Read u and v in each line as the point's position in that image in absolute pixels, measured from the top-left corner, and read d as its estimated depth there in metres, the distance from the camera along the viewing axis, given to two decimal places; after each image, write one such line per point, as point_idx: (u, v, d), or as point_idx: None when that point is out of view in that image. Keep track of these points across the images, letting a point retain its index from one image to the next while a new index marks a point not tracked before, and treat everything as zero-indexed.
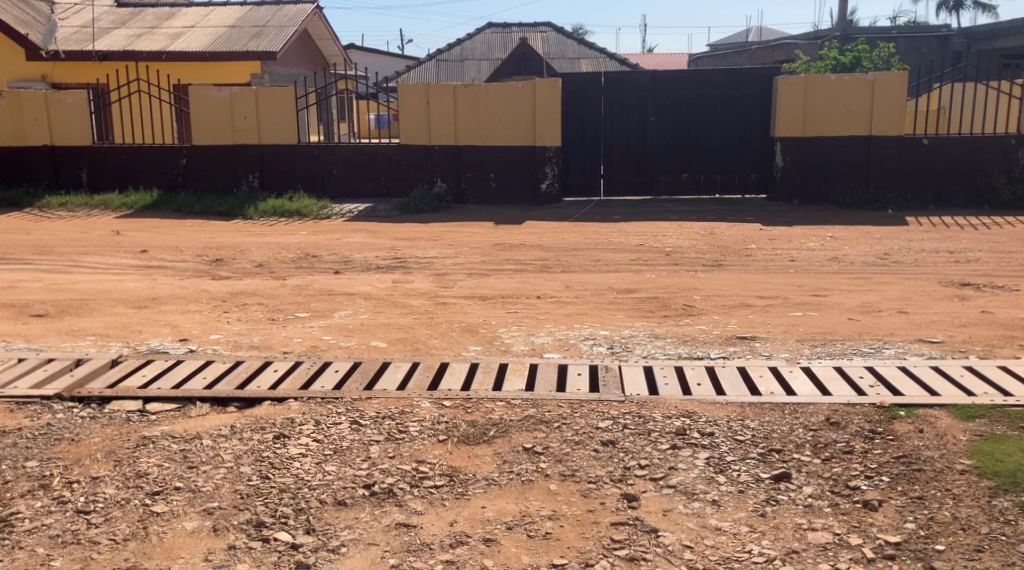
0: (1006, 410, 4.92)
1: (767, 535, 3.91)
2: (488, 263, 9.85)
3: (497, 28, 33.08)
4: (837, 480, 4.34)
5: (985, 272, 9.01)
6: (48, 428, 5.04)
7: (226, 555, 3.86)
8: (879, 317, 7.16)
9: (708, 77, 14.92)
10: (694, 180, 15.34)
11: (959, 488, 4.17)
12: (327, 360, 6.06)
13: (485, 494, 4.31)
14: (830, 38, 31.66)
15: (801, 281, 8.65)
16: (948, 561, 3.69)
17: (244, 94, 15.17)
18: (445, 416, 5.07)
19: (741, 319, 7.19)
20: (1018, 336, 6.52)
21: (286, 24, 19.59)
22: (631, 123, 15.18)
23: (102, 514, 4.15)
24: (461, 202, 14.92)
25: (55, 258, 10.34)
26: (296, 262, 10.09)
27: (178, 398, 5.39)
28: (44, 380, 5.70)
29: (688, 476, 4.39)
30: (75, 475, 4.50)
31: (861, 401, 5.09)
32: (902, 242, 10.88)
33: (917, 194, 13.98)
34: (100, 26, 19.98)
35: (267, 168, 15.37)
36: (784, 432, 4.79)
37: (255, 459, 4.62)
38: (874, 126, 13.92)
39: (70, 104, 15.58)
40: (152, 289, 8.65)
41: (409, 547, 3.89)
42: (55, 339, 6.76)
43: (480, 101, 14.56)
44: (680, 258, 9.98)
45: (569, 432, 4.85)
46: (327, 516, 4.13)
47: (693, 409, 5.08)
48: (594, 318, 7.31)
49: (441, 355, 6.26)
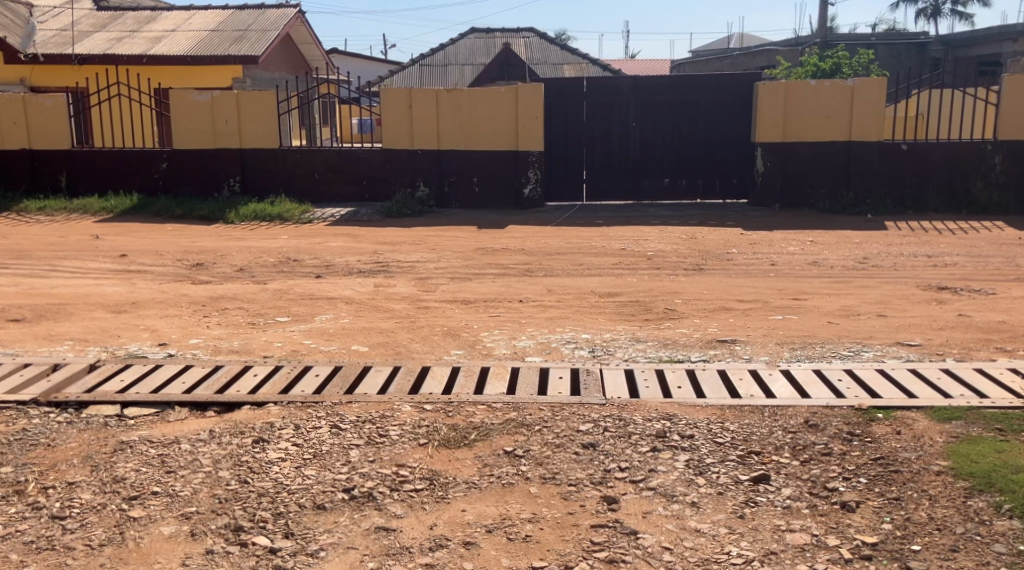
0: (982, 411, 4.97)
1: (746, 536, 3.92)
2: (470, 267, 9.85)
3: (480, 32, 33.11)
4: (815, 482, 4.36)
5: (962, 276, 9.10)
6: (24, 434, 4.99)
7: (204, 559, 3.84)
8: (859, 321, 7.20)
9: (691, 84, 14.98)
10: (676, 185, 15.43)
11: (936, 488, 4.20)
12: (307, 364, 6.02)
13: (467, 497, 4.30)
14: (811, 45, 32.09)
15: (781, 285, 8.69)
16: (924, 561, 3.71)
17: (226, 99, 15.13)
18: (426, 420, 5.06)
19: (722, 323, 7.21)
20: (995, 340, 6.56)
21: (268, 28, 19.54)
22: (613, 127, 15.20)
23: (78, 520, 4.11)
24: (443, 206, 14.90)
25: (32, 263, 10.26)
26: (278, 266, 10.06)
27: (156, 402, 5.35)
28: (21, 385, 5.65)
29: (668, 478, 4.40)
30: (51, 481, 4.46)
31: (839, 403, 5.13)
32: (880, 246, 10.98)
33: (896, 198, 14.10)
34: (80, 29, 19.87)
35: (249, 171, 15.31)
36: (763, 434, 4.81)
37: (233, 463, 4.60)
38: (853, 131, 14.01)
39: (48, 108, 15.45)
40: (132, 294, 8.60)
41: (388, 551, 3.87)
42: (31, 344, 6.70)
43: (461, 105, 14.55)
44: (661, 263, 10.00)
45: (550, 435, 4.84)
46: (306, 521, 4.10)
47: (673, 412, 5.09)
48: (576, 322, 7.32)
49: (422, 359, 6.25)
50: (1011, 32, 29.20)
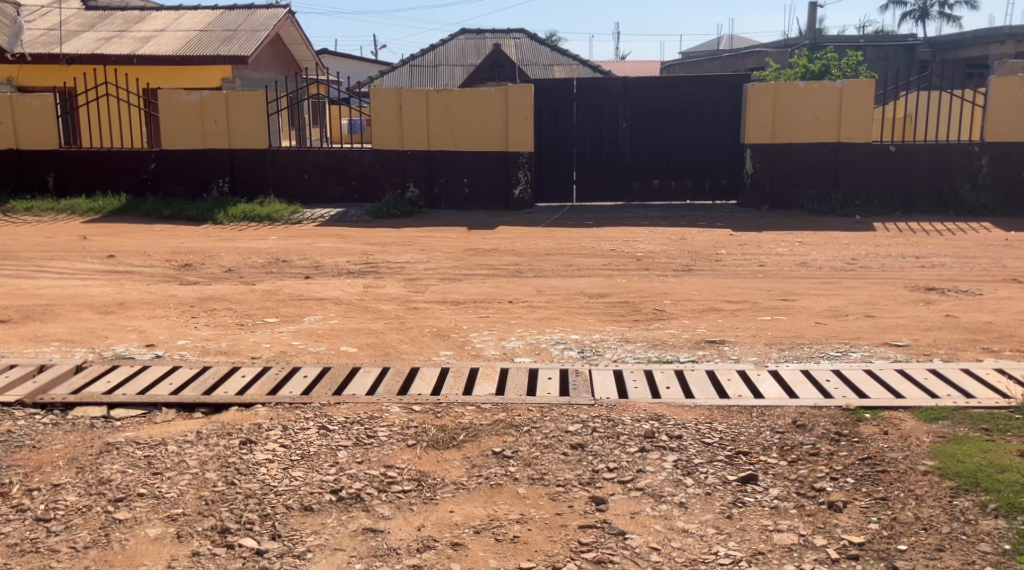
0: (969, 411, 5.00)
1: (734, 536, 3.93)
2: (461, 268, 9.86)
3: (471, 34, 33.12)
4: (803, 482, 4.37)
5: (948, 276, 9.15)
6: (8, 436, 4.95)
7: (190, 562, 3.81)
8: (847, 321, 7.23)
9: (679, 85, 15.02)
10: (666, 186, 15.44)
11: (922, 488, 4.21)
12: (295, 364, 6.00)
13: (455, 498, 4.29)
14: (800, 46, 32.26)
15: (771, 285, 8.74)
16: (910, 560, 3.72)
17: (215, 99, 15.07)
18: (414, 421, 5.05)
19: (710, 323, 7.22)
20: (982, 340, 6.60)
21: (258, 28, 19.48)
22: (602, 128, 15.22)
23: (62, 522, 4.09)
24: (433, 206, 14.88)
25: (19, 263, 10.22)
26: (266, 266, 10.03)
27: (143, 403, 5.32)
28: (7, 387, 5.60)
29: (656, 478, 4.40)
30: (35, 483, 4.43)
31: (827, 403, 5.15)
32: (868, 247, 11.04)
33: (885, 200, 14.15)
34: (67, 29, 19.77)
35: (238, 172, 15.27)
36: (751, 434, 4.83)
37: (221, 465, 4.57)
38: (841, 133, 14.07)
39: (36, 108, 15.37)
40: (119, 294, 8.57)
41: (375, 552, 3.86)
42: (17, 344, 6.66)
43: (452, 106, 14.52)
44: (651, 263, 10.05)
45: (538, 435, 4.84)
46: (292, 522, 4.09)
47: (661, 412, 5.09)
48: (566, 322, 7.33)
49: (411, 359, 6.26)
50: (998, 35, 29.25)
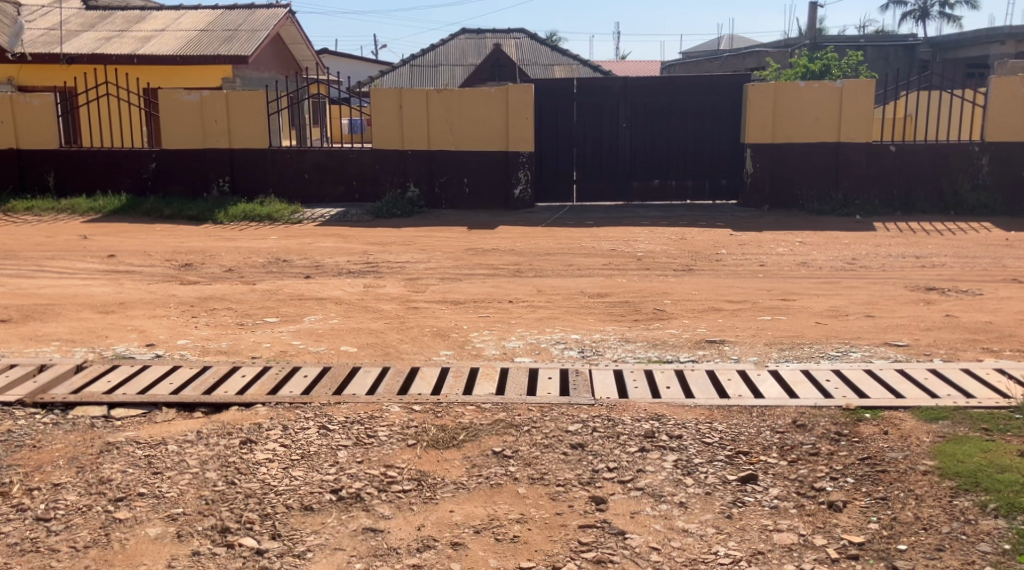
0: (969, 411, 5.00)
1: (733, 536, 3.93)
2: (461, 268, 9.85)
3: (471, 33, 33.12)
4: (803, 481, 4.37)
5: (948, 276, 9.14)
6: (8, 436, 4.96)
7: (190, 561, 3.82)
8: (847, 321, 7.23)
9: (680, 84, 15.02)
10: (667, 186, 15.44)
11: (922, 488, 4.21)
12: (295, 364, 6.00)
13: (455, 498, 4.29)
14: (801, 46, 32.26)
15: (771, 285, 8.73)
16: (909, 560, 3.72)
17: (215, 99, 15.07)
18: (414, 421, 5.05)
19: (710, 323, 7.22)
20: (982, 340, 6.60)
21: (258, 28, 19.48)
22: (603, 128, 15.22)
23: (62, 522, 4.09)
24: (434, 206, 14.88)
25: (19, 262, 10.21)
26: (266, 266, 10.02)
27: (143, 403, 5.32)
28: (7, 386, 5.60)
29: (656, 478, 4.40)
30: (35, 483, 4.43)
31: (826, 403, 5.15)
32: (868, 247, 11.03)
33: (885, 200, 14.15)
34: (67, 28, 19.76)
35: (238, 172, 15.27)
36: (751, 434, 4.83)
37: (221, 465, 4.57)
38: (842, 133, 14.07)
39: (36, 108, 15.37)
40: (119, 294, 8.56)
41: (375, 551, 3.87)
42: (17, 344, 6.66)
43: (452, 105, 14.52)
44: (651, 263, 10.04)
45: (538, 435, 4.84)
46: (292, 521, 4.09)
47: (661, 412, 5.09)
48: (566, 322, 7.33)
49: (411, 359, 6.26)
50: (999, 35, 29.24)
